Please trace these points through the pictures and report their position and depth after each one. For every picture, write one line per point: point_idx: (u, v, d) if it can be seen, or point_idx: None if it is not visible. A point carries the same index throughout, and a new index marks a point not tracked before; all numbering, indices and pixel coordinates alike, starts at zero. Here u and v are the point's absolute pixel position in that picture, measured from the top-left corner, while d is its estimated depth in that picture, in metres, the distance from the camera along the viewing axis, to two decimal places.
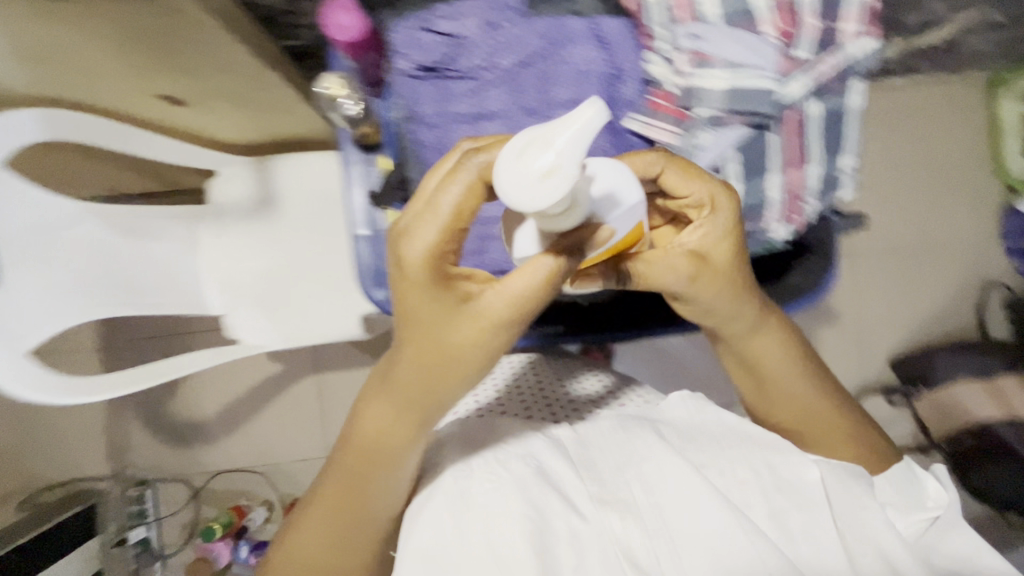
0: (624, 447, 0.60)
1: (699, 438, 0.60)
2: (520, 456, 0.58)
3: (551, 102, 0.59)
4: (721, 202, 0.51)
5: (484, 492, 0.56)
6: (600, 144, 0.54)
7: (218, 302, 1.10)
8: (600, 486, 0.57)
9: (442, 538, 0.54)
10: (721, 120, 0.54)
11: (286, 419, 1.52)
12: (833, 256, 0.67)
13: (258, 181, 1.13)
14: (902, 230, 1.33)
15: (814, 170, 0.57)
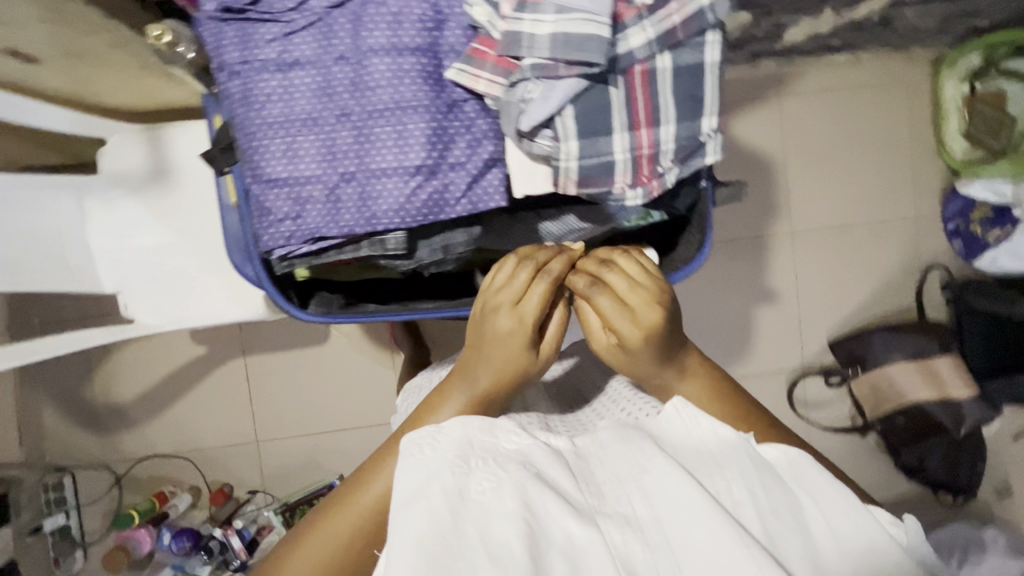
0: (625, 459, 0.38)
1: (706, 448, 0.39)
2: (507, 460, 0.38)
3: (363, 51, 0.46)
4: (632, 333, 0.47)
5: (479, 489, 0.36)
6: (419, 104, 0.46)
7: (107, 282, 1.07)
8: (599, 498, 0.38)
9: (433, 538, 0.34)
10: (559, 76, 0.46)
11: (211, 406, 1.31)
12: (709, 228, 0.63)
13: (151, 150, 1.05)
14: (872, 203, 1.17)
15: (666, 131, 0.52)
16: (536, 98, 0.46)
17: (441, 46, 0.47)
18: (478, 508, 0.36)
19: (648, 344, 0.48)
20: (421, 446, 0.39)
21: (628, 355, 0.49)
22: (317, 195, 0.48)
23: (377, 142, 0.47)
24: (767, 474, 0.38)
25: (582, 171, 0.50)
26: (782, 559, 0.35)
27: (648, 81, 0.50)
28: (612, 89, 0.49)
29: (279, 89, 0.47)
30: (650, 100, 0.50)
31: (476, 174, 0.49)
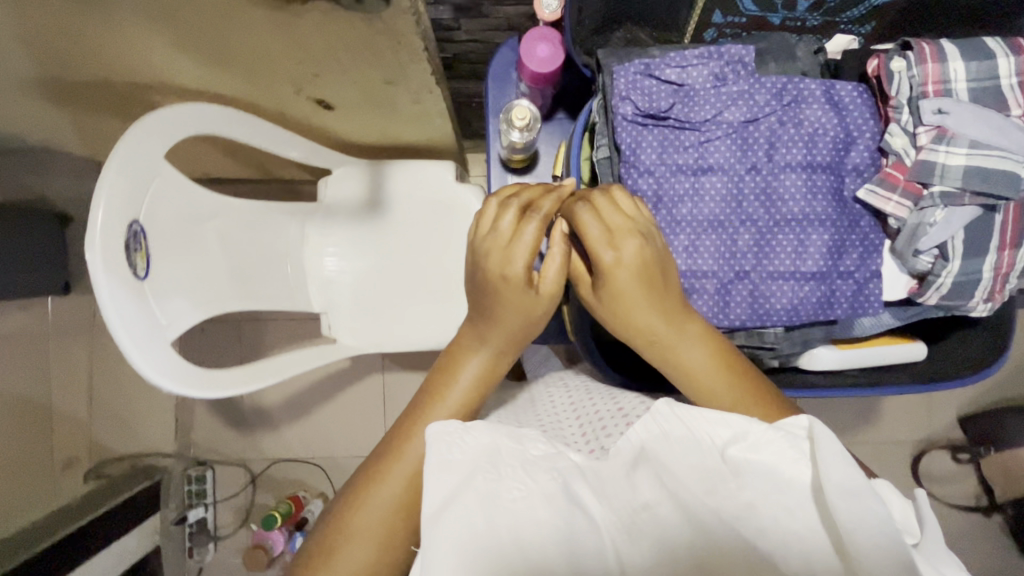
0: (642, 479, 0.37)
1: (715, 469, 0.35)
2: (538, 468, 0.38)
3: (778, 167, 0.51)
4: (605, 255, 0.47)
5: (512, 494, 0.36)
6: (824, 220, 0.51)
7: (316, 300, 1.12)
8: (623, 509, 0.37)
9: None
10: (963, 204, 0.49)
11: (355, 419, 1.37)
12: (1009, 335, 0.65)
13: (370, 184, 1.13)
14: None
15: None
16: (938, 223, 0.50)
17: (847, 166, 0.51)
18: (489, 523, 0.35)
19: (634, 297, 0.48)
20: (444, 448, 0.38)
21: (613, 307, 0.49)
22: (707, 290, 0.52)
23: (778, 248, 0.51)
24: (760, 479, 0.34)
25: (950, 287, 0.53)
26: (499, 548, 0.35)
27: (1021, 211, 0.51)
28: (991, 214, 0.52)
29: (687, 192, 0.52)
30: (1020, 226, 0.52)
31: (861, 282, 0.52)
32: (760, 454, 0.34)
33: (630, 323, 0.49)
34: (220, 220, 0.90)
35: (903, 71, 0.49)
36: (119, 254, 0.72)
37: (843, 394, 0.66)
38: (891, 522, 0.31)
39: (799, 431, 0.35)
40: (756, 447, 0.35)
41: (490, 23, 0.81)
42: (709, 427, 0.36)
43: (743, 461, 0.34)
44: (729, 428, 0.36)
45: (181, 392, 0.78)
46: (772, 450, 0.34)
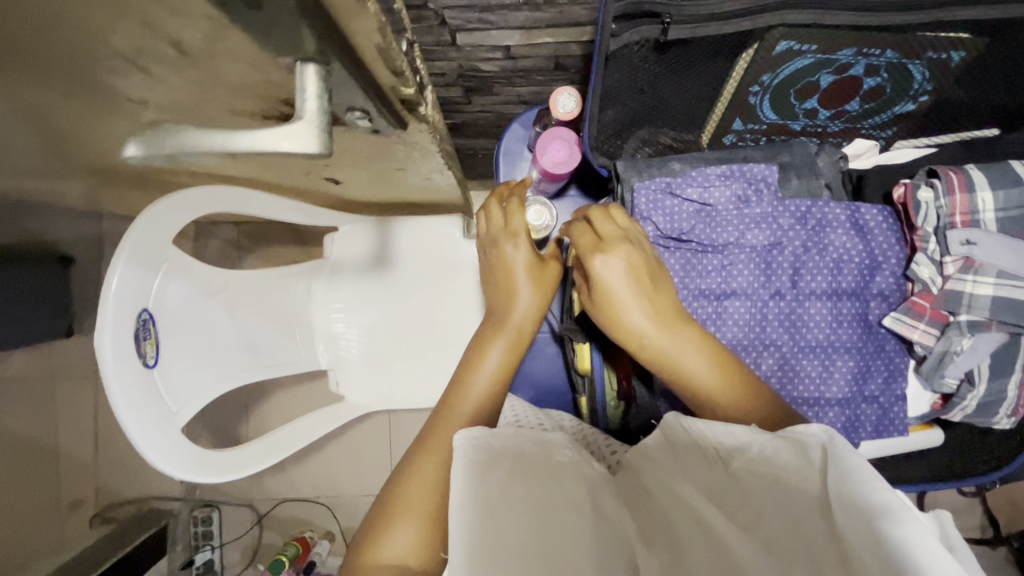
0: (663, 489, 0.37)
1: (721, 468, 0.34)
2: (566, 486, 0.37)
3: (802, 293, 0.51)
4: (597, 257, 0.48)
5: (530, 477, 0.37)
6: (848, 346, 0.50)
7: (323, 358, 1.11)
8: (650, 520, 0.36)
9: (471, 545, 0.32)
10: (991, 333, 0.49)
11: (361, 462, 1.36)
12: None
13: (377, 238, 1.12)
14: None
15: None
16: (965, 351, 0.49)
17: (872, 291, 0.51)
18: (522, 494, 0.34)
19: (621, 298, 0.47)
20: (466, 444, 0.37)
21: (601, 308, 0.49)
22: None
23: (802, 375, 0.50)
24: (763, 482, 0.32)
25: (976, 406, 0.53)
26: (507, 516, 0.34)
27: None
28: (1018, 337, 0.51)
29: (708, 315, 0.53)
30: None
31: (886, 406, 0.52)
32: (767, 449, 0.33)
33: (621, 326, 0.48)
34: (229, 294, 0.90)
35: (930, 200, 0.48)
36: (128, 345, 0.71)
37: None
38: (886, 521, 0.25)
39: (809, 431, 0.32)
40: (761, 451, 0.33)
41: (501, 100, 0.80)
42: (718, 435, 0.36)
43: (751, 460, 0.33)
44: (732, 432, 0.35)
45: (191, 478, 0.77)
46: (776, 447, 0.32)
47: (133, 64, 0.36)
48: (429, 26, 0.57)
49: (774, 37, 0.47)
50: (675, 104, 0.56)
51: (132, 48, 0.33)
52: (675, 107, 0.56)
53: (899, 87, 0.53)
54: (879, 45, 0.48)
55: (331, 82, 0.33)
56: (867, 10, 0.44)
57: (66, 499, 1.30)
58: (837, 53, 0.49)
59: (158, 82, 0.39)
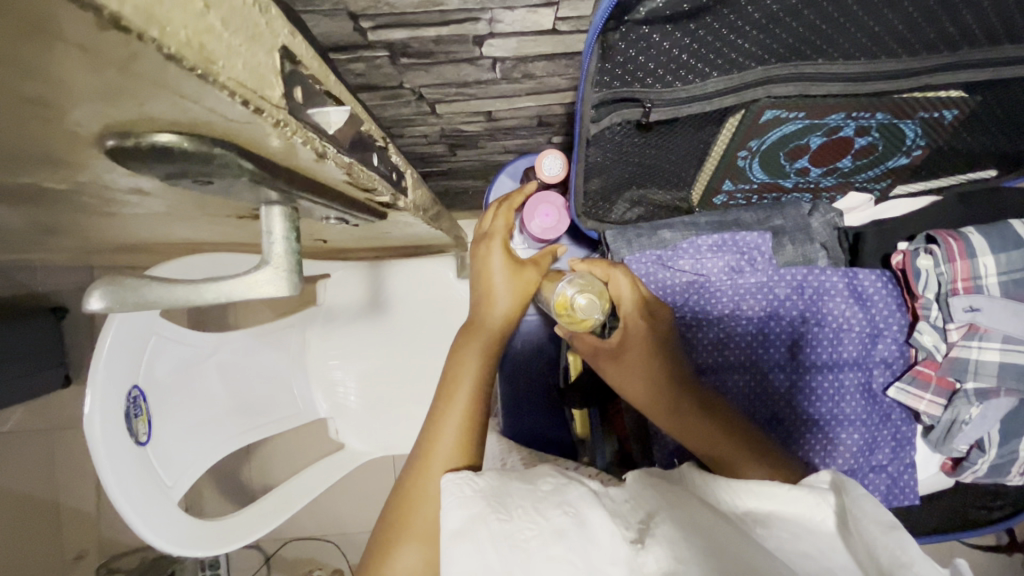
0: (660, 499, 0.39)
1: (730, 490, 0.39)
2: (549, 502, 0.39)
3: (802, 364, 0.49)
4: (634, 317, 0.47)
5: (527, 491, 0.40)
6: (853, 420, 0.49)
7: (323, 406, 1.11)
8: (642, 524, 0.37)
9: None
10: (1001, 402, 0.47)
11: (366, 499, 1.38)
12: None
13: (371, 283, 1.11)
14: None
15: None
16: (974, 419, 0.48)
17: (874, 358, 0.50)
18: (501, 531, 0.36)
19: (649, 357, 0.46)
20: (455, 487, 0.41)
21: (612, 359, 0.47)
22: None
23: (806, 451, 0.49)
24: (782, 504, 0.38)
25: (987, 469, 0.51)
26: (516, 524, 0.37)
27: None
28: None
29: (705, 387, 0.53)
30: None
31: (897, 478, 0.50)
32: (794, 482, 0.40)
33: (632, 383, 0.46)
34: (220, 355, 0.89)
35: (927, 266, 0.47)
36: (120, 426, 0.69)
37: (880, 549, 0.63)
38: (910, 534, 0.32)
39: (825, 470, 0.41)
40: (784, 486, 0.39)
41: (487, 152, 0.78)
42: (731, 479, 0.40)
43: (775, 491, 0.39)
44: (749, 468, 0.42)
45: (191, 553, 0.75)
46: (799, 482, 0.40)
47: (96, 197, 0.34)
48: (407, 100, 0.56)
49: (760, 107, 0.45)
50: (662, 170, 0.54)
51: (92, 191, 0.32)
52: (662, 174, 0.55)
53: (892, 143, 0.51)
54: (868, 109, 0.46)
55: (298, 217, 0.32)
56: (857, 79, 0.43)
57: (69, 553, 1.28)
58: (825, 118, 0.48)
59: (124, 205, 0.37)
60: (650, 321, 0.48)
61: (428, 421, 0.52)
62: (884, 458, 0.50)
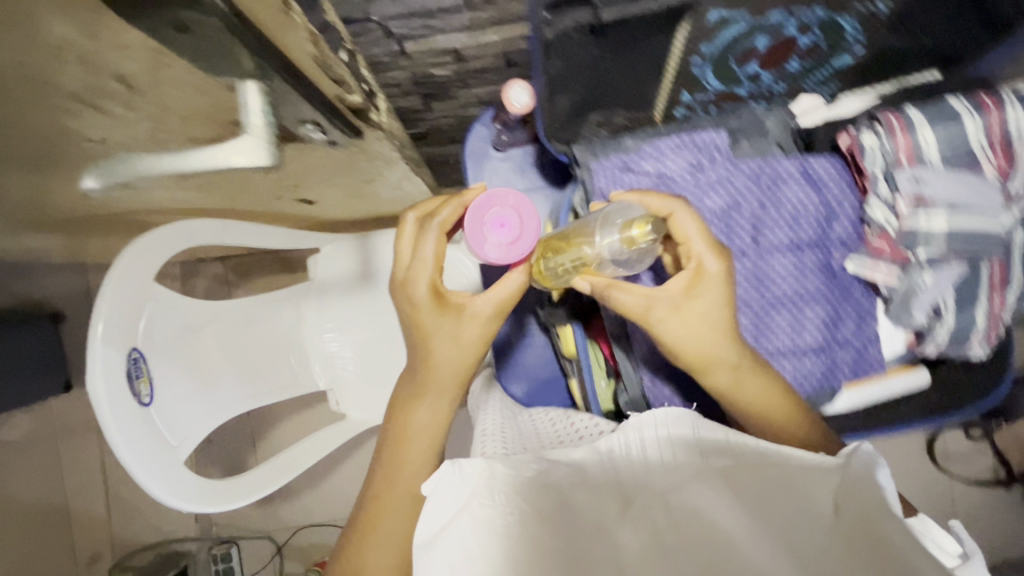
0: (661, 488, 0.42)
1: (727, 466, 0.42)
2: (535, 486, 0.44)
3: (765, 251, 0.52)
4: (710, 263, 0.48)
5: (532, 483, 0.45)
6: (818, 298, 0.52)
7: (321, 379, 1.13)
8: (628, 510, 0.42)
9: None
10: (951, 270, 0.50)
11: None
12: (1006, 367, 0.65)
13: (361, 255, 1.14)
14: None
15: (1010, 299, 0.55)
16: (929, 287, 0.51)
17: (832, 238, 0.53)
18: (487, 524, 0.41)
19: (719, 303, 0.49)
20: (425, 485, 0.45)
21: (675, 310, 0.49)
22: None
23: (774, 332, 0.52)
24: (781, 492, 0.40)
25: (950, 339, 0.54)
26: (523, 517, 0.41)
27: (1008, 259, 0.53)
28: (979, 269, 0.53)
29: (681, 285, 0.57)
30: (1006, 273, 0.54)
31: (864, 352, 0.53)
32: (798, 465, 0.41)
33: (689, 331, 0.49)
34: (217, 324, 0.91)
35: (873, 145, 0.50)
36: (124, 386, 0.72)
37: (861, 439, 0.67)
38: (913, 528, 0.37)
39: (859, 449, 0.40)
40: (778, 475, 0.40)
41: (462, 103, 0.81)
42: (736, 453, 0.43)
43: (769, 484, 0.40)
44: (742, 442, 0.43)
45: (200, 508, 0.78)
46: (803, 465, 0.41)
47: (83, 102, 0.37)
48: (377, 38, 0.59)
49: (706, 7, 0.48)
50: (622, 86, 0.57)
51: (81, 86, 0.35)
52: (622, 91, 0.58)
53: (833, 42, 0.55)
54: (807, 4, 0.49)
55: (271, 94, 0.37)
56: None
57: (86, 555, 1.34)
58: (767, 17, 0.51)
59: (111, 119, 0.40)
60: (723, 264, 0.49)
61: (385, 461, 0.59)
62: (849, 333, 0.53)
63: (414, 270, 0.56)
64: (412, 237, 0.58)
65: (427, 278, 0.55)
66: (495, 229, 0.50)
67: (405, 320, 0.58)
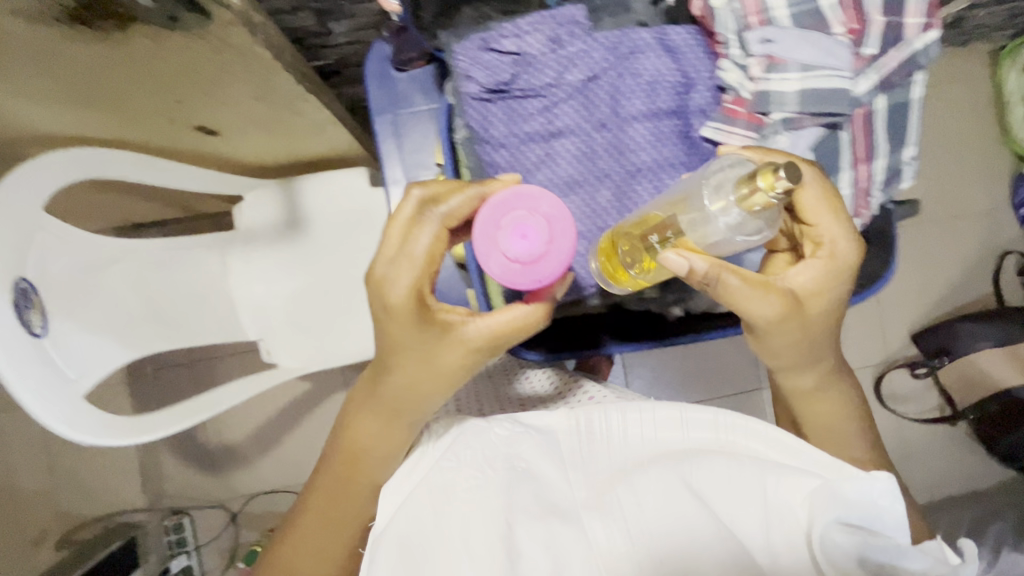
0: (605, 444, 0.69)
1: (658, 458, 0.68)
2: (500, 459, 0.70)
3: (624, 119, 0.64)
4: (843, 247, 0.67)
5: (524, 466, 0.69)
6: (679, 162, 0.64)
7: (250, 329, 1.12)
8: (582, 467, 0.69)
9: (418, 535, 0.67)
10: (804, 124, 0.64)
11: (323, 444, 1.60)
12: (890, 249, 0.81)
13: (286, 202, 1.12)
14: (940, 220, 1.71)
15: (880, 164, 0.69)
16: (783, 143, 0.65)
17: (689, 105, 0.66)
18: (439, 504, 0.68)
19: (812, 285, 0.67)
20: (448, 464, 0.70)
21: (755, 289, 0.63)
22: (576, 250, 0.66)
23: (637, 196, 0.64)
24: (669, 493, 0.65)
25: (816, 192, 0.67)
26: (531, 476, 0.69)
27: (867, 120, 0.67)
28: (838, 132, 0.67)
29: (542, 155, 0.64)
30: (869, 139, 0.68)
31: None
32: (751, 451, 0.67)
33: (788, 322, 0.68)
34: (123, 264, 0.89)
35: (726, 8, 0.65)
36: (9, 312, 0.69)
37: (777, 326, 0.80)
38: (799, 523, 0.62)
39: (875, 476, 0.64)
40: (746, 477, 0.65)
41: (364, 23, 0.81)
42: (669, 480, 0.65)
43: (737, 483, 0.64)
44: (719, 435, 0.68)
45: (96, 442, 0.77)
46: (757, 451, 0.67)
47: None
48: None
49: None
50: None
51: None
52: None
53: None
54: None
55: None
56: None
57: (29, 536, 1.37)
58: None
59: None
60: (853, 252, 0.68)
61: (364, 431, 0.77)
62: None
63: (407, 266, 0.64)
64: (420, 228, 0.64)
65: (410, 278, 0.64)
66: (519, 238, 0.60)
67: (379, 312, 0.67)
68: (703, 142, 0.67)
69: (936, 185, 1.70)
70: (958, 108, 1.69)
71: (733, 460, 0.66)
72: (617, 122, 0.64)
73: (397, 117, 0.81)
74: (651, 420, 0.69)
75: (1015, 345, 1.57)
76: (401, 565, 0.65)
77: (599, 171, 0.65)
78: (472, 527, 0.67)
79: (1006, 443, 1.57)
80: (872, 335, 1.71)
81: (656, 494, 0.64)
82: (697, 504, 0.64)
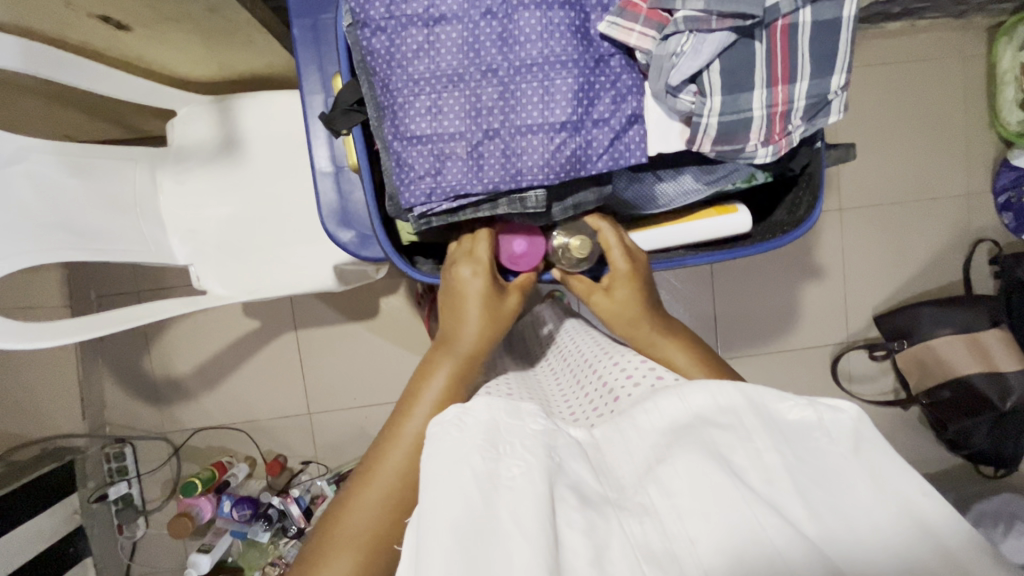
0: (673, 449, 0.54)
1: (755, 456, 0.52)
2: (533, 444, 0.54)
3: (512, 9, 0.60)
4: (619, 261, 0.77)
5: (567, 460, 0.55)
6: (567, 60, 0.61)
7: (180, 252, 1.08)
8: (622, 486, 0.54)
9: (468, 515, 0.49)
10: (710, 28, 0.58)
11: (270, 385, 1.58)
12: (820, 187, 0.78)
13: (217, 120, 1.06)
14: (917, 199, 1.66)
15: (800, 88, 0.63)
16: (688, 50, 0.60)
17: (588, 3, 0.62)
18: (485, 469, 0.52)
19: (615, 292, 0.77)
20: (449, 427, 0.55)
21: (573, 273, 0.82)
22: (459, 149, 0.63)
23: (524, 98, 0.61)
24: (792, 494, 0.49)
25: (722, 109, 0.62)
26: (577, 476, 0.54)
27: (790, 35, 0.61)
28: (757, 44, 0.62)
29: (424, 42, 0.61)
30: (790, 58, 0.62)
31: (620, 126, 0.64)
32: (780, 424, 0.54)
33: (601, 312, 0.79)
34: (29, 165, 0.84)
35: None
36: None
37: (691, 263, 0.83)
38: (934, 515, 0.48)
39: (837, 409, 0.55)
40: (790, 454, 0.52)
41: None
42: (751, 473, 0.51)
43: (783, 463, 0.51)
44: (746, 413, 0.54)
45: None
46: (774, 419, 0.54)
47: None
48: None
49: None
50: None
51: None
52: None
53: None
54: None
55: None
56: None
57: None
58: None
59: None
60: (628, 262, 0.76)
61: (397, 413, 0.68)
62: (605, 106, 0.64)
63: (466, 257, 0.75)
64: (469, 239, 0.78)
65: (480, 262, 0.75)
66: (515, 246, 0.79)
67: (452, 295, 0.74)
68: (601, 43, 0.63)
69: (915, 164, 1.64)
70: (945, 81, 1.62)
71: (810, 453, 0.52)
72: (506, 10, 0.61)
73: (317, 21, 0.77)
74: (664, 413, 0.57)
75: (975, 332, 1.54)
76: (454, 557, 0.46)
77: (482, 63, 0.61)
78: (522, 536, 0.47)
79: (955, 427, 1.55)
80: (832, 313, 1.68)
81: (748, 511, 0.47)
82: (779, 516, 0.47)
